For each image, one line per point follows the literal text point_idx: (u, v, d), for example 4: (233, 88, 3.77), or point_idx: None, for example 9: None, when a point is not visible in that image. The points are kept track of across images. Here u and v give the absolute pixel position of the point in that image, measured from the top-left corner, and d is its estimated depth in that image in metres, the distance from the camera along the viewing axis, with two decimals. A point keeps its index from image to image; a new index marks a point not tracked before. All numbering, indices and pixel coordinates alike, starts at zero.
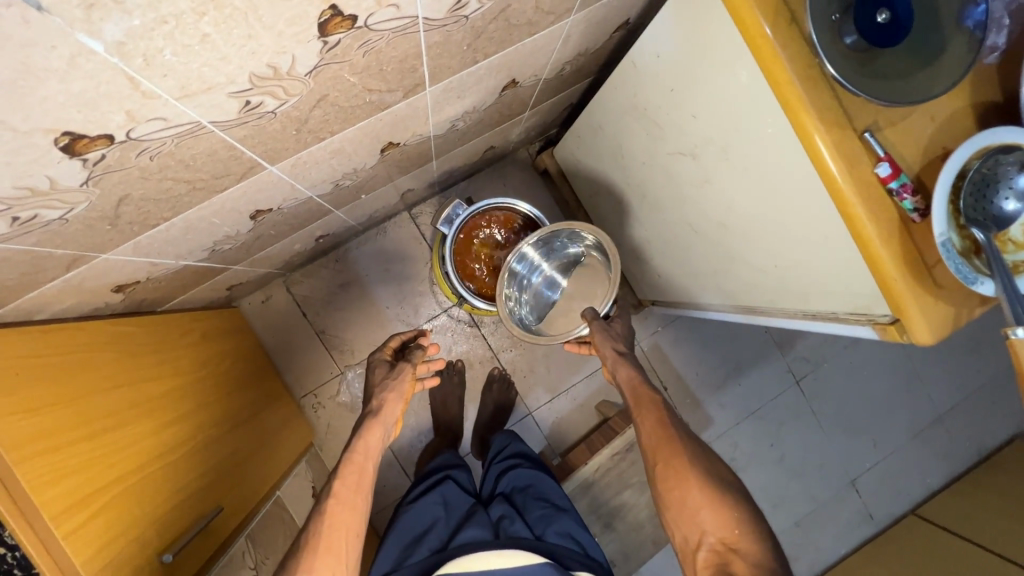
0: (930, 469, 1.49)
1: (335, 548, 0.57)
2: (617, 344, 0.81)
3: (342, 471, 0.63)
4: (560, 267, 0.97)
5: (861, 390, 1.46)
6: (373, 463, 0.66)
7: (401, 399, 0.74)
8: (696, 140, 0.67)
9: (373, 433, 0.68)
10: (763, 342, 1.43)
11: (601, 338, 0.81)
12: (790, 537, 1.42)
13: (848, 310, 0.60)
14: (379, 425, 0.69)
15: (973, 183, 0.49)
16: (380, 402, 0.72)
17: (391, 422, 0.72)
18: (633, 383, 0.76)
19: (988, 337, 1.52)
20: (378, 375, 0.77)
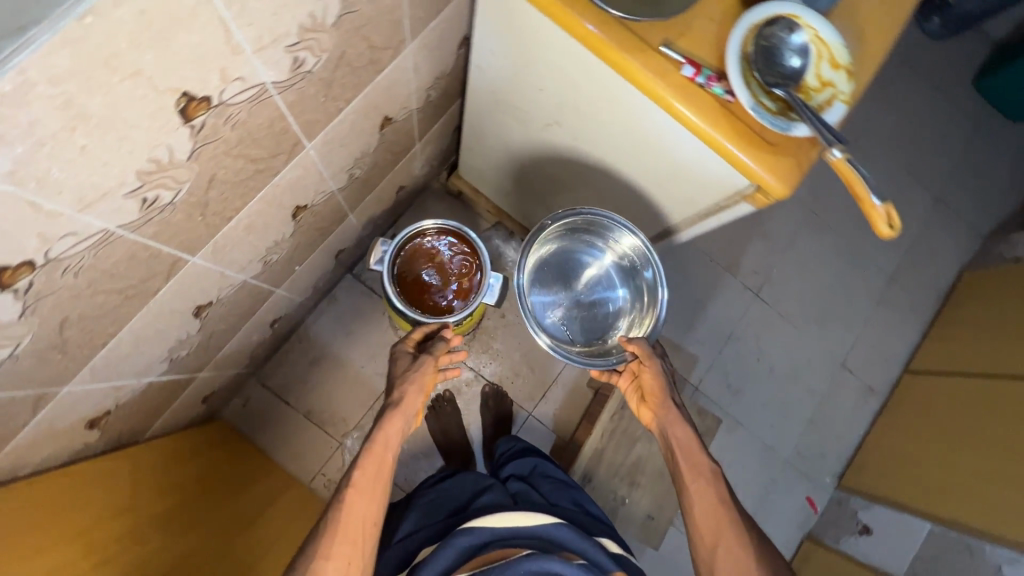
0: (904, 326, 1.58)
1: (352, 535, 0.68)
2: (671, 392, 0.87)
3: (363, 462, 0.74)
4: (603, 287, 1.06)
5: (814, 280, 1.56)
6: (391, 453, 0.77)
7: (423, 387, 0.84)
8: (554, 108, 0.76)
9: (393, 424, 0.79)
10: (712, 270, 1.52)
11: (658, 384, 0.86)
12: (808, 436, 1.48)
13: (726, 195, 0.68)
14: (399, 417, 0.79)
15: (762, 45, 0.58)
16: (404, 393, 0.81)
17: (412, 411, 0.82)
18: (691, 446, 0.82)
19: (902, 192, 1.65)
20: (400, 366, 0.86)
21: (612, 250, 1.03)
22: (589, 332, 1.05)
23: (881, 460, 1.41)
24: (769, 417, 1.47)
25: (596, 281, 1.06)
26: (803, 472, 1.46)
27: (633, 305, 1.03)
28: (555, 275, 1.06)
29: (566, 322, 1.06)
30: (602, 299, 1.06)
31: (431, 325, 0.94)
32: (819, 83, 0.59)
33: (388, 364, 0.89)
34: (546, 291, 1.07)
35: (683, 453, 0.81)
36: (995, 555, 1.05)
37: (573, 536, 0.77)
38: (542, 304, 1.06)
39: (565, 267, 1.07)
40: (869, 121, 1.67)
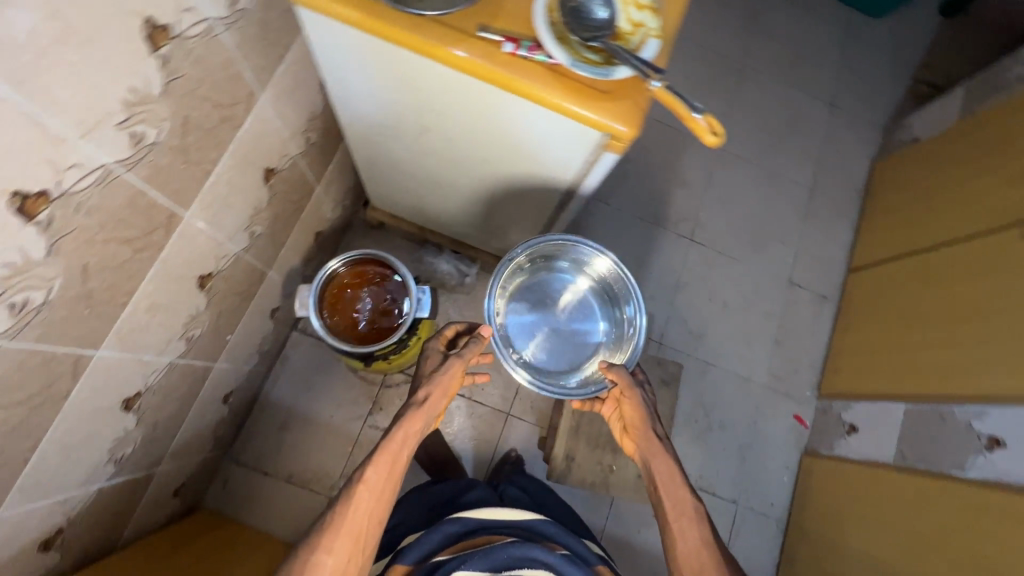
0: (836, 230, 1.64)
1: (354, 528, 0.82)
2: (655, 424, 0.91)
3: (379, 459, 0.87)
4: (584, 314, 1.13)
5: (740, 211, 1.62)
6: (405, 451, 0.90)
7: (447, 387, 0.96)
8: (417, 115, 0.79)
9: (413, 423, 0.91)
10: (643, 229, 1.56)
11: (642, 416, 0.90)
12: (778, 357, 1.52)
13: (589, 150, 0.71)
14: (419, 417, 0.92)
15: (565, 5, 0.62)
16: (429, 392, 0.94)
17: (435, 409, 0.95)
18: (672, 480, 0.86)
19: (798, 108, 1.73)
20: (429, 365, 0.98)
21: (583, 275, 1.12)
22: (569, 357, 1.11)
23: (848, 360, 1.45)
24: (736, 350, 1.51)
25: (571, 305, 1.14)
26: (784, 392, 1.50)
27: (609, 327, 1.11)
28: (538, 300, 1.13)
29: (545, 350, 1.11)
30: (579, 324, 1.13)
31: (462, 325, 1.05)
32: (630, 27, 0.63)
33: (419, 359, 1.01)
34: (525, 320, 1.12)
35: (666, 488, 0.86)
36: (964, 413, 1.09)
37: (556, 529, 0.92)
38: (520, 333, 1.11)
39: (539, 294, 1.13)
40: (749, 51, 1.75)
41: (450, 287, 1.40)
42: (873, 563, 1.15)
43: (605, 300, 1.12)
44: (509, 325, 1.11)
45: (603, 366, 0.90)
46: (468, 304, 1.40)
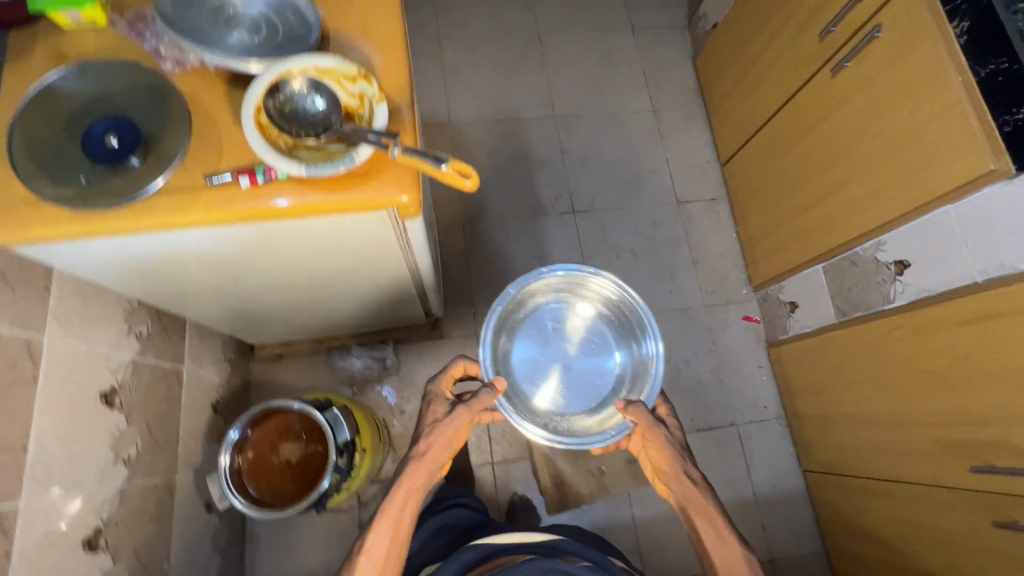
0: (693, 136, 1.69)
1: None
2: (686, 464, 0.84)
3: (380, 527, 0.80)
4: (600, 352, 1.04)
5: (603, 163, 1.64)
6: (408, 513, 0.83)
7: (451, 437, 0.86)
8: (219, 267, 0.74)
9: (415, 479, 0.83)
10: (527, 225, 1.56)
11: (672, 459, 0.84)
12: (702, 274, 1.55)
13: (393, 227, 0.68)
14: (422, 473, 0.84)
15: (277, 111, 0.58)
16: (432, 445, 0.85)
17: (437, 463, 0.86)
18: (716, 526, 0.81)
19: (607, 45, 1.77)
20: (435, 413, 0.89)
21: (591, 304, 1.04)
22: (588, 394, 1.01)
23: (758, 246, 1.50)
24: (663, 288, 1.53)
25: (582, 336, 1.05)
26: (723, 302, 1.53)
27: (628, 358, 1.01)
28: (547, 336, 1.04)
29: (560, 390, 1.02)
30: (594, 363, 1.03)
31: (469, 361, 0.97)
32: (355, 100, 0.59)
33: (422, 405, 0.92)
34: (533, 359, 1.03)
35: (709, 540, 0.81)
36: (867, 250, 1.13)
37: (579, 546, 0.83)
38: (532, 377, 1.02)
39: (546, 331, 1.04)
40: (538, 16, 1.77)
41: (380, 378, 1.34)
42: (864, 422, 1.16)
43: (623, 337, 1.02)
44: (518, 369, 1.02)
45: (620, 407, 0.85)
46: (402, 383, 1.35)
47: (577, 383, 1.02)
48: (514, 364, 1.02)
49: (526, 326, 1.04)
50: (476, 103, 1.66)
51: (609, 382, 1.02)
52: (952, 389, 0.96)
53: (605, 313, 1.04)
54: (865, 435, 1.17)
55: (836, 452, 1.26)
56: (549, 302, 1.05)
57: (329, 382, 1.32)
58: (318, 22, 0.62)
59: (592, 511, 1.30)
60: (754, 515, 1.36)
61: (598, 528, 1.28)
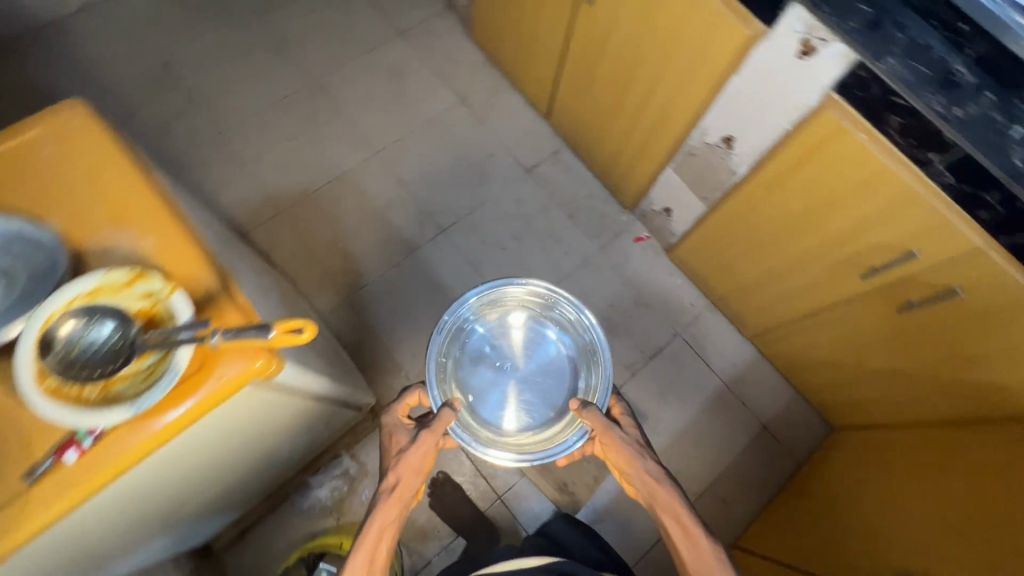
0: (508, 105, 1.70)
1: None
2: (646, 460, 0.86)
3: (356, 557, 0.80)
4: (549, 356, 1.10)
5: (443, 171, 1.62)
6: (383, 540, 0.83)
7: (418, 463, 0.87)
8: (106, 526, 0.65)
9: (386, 509, 0.84)
10: (407, 266, 1.52)
11: (631, 456, 0.86)
12: (581, 222, 1.60)
13: (264, 387, 0.64)
14: (395, 501, 0.85)
15: (63, 363, 0.50)
16: (401, 474, 0.86)
17: (410, 490, 0.87)
18: (680, 521, 0.81)
19: (386, 62, 1.73)
20: (398, 443, 0.91)
21: (529, 314, 1.11)
22: (546, 400, 1.07)
23: (614, 175, 1.56)
24: (556, 253, 1.56)
25: (530, 347, 1.11)
26: (612, 236, 1.59)
27: (577, 355, 1.08)
28: (497, 356, 1.11)
29: (518, 404, 1.07)
30: (546, 369, 1.10)
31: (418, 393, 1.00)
32: (145, 301, 0.53)
33: (383, 436, 0.94)
34: (489, 383, 1.08)
35: (673, 531, 0.81)
36: (697, 140, 1.20)
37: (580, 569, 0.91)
38: (490, 398, 1.07)
39: (493, 350, 1.11)
40: (308, 69, 1.70)
41: (353, 491, 1.27)
42: (769, 279, 1.27)
43: (567, 337, 1.10)
44: (474, 394, 1.07)
45: (576, 411, 0.91)
46: (376, 480, 1.28)
47: (535, 395, 1.08)
48: (470, 390, 1.07)
49: (473, 351, 1.10)
50: (295, 180, 1.58)
51: (567, 383, 1.08)
52: (815, 222, 1.07)
53: (545, 320, 1.11)
54: (776, 289, 1.28)
55: (763, 312, 1.37)
56: (490, 320, 1.12)
57: (305, 526, 1.24)
58: (58, 241, 0.56)
59: (607, 484, 1.33)
60: (731, 399, 1.47)
61: (619, 493, 1.33)
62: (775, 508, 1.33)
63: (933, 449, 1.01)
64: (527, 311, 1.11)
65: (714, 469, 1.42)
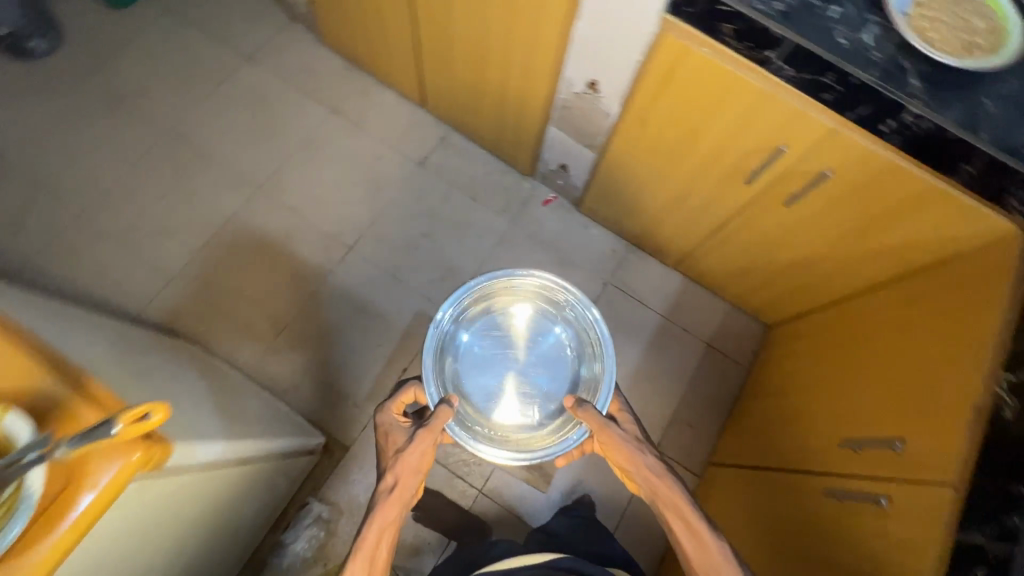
0: (383, 103, 1.64)
1: None
2: (647, 456, 0.87)
3: (357, 561, 0.80)
4: (551, 348, 1.10)
5: (336, 189, 1.56)
6: (383, 541, 0.83)
7: (417, 463, 0.87)
8: None
9: (385, 510, 0.83)
10: (324, 295, 1.46)
11: (631, 453, 0.87)
12: (488, 200, 1.58)
13: (162, 477, 0.61)
14: (394, 502, 0.84)
15: None
16: (400, 475, 0.85)
17: (409, 489, 0.87)
18: (679, 511, 0.82)
19: (244, 92, 1.62)
20: (394, 445, 0.89)
21: (529, 306, 1.10)
22: (544, 393, 1.07)
23: (504, 146, 1.54)
24: (470, 239, 1.54)
25: (530, 339, 1.11)
26: (521, 206, 1.58)
27: (580, 348, 1.08)
28: (496, 348, 1.10)
29: (516, 397, 1.07)
30: (546, 362, 1.10)
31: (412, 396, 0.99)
32: None
33: (378, 437, 0.91)
34: (488, 376, 1.08)
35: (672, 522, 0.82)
36: (566, 92, 1.20)
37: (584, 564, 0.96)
38: (487, 390, 1.07)
39: (493, 342, 1.09)
40: (160, 120, 1.57)
41: (331, 533, 1.26)
42: (671, 207, 1.30)
43: (568, 328, 1.09)
44: (471, 386, 1.06)
45: (573, 410, 0.91)
46: (352, 518, 1.28)
47: (533, 388, 1.08)
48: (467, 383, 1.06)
49: (473, 343, 1.09)
50: (182, 240, 1.48)
51: (567, 375, 1.09)
52: (691, 143, 1.09)
53: (545, 310, 1.10)
54: (680, 215, 1.31)
55: (677, 240, 1.41)
56: (489, 313, 1.10)
57: None
58: None
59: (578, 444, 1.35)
60: (672, 328, 1.51)
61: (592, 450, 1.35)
62: (738, 416, 1.39)
63: (856, 328, 1.06)
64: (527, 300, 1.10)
65: (674, 398, 1.47)
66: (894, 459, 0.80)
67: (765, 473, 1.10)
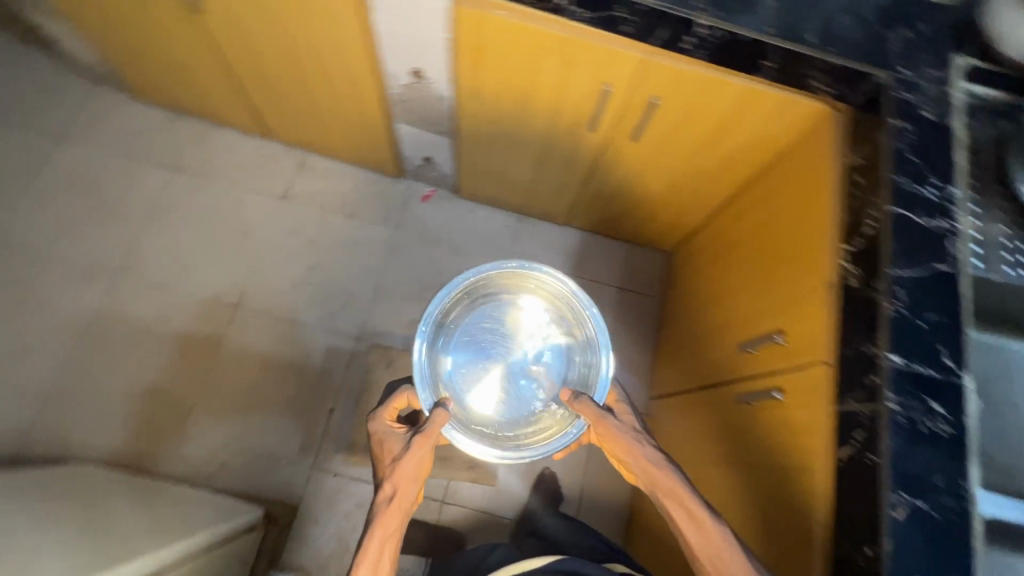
0: (226, 146, 1.54)
1: None
2: (646, 446, 0.78)
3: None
4: (552, 342, 0.94)
5: (203, 249, 1.45)
6: (387, 552, 0.76)
7: (414, 471, 0.79)
8: None
9: (386, 520, 0.76)
10: (223, 363, 1.37)
11: (629, 445, 0.78)
12: (366, 214, 1.52)
13: None
14: (394, 511, 0.77)
15: None
16: (398, 484, 0.78)
17: (409, 498, 0.79)
18: (682, 500, 0.74)
19: (67, 176, 1.47)
20: (391, 453, 0.81)
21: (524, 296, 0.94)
22: (544, 390, 0.92)
23: (365, 155, 1.49)
24: (360, 257, 1.49)
25: (529, 333, 0.95)
26: (401, 210, 1.54)
27: (583, 339, 0.92)
28: (493, 345, 0.93)
29: (516, 395, 0.91)
30: (547, 357, 0.94)
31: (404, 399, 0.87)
32: None
33: (373, 444, 0.84)
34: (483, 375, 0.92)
35: (675, 513, 0.74)
36: (395, 87, 1.15)
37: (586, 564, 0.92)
38: (475, 386, 0.90)
39: (487, 336, 0.93)
40: None
41: None
42: (537, 170, 1.30)
43: (568, 317, 0.93)
44: (457, 381, 0.90)
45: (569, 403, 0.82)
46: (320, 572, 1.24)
47: (534, 386, 0.92)
48: (453, 377, 0.90)
49: (465, 335, 0.93)
50: (49, 355, 1.34)
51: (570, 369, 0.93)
52: (529, 104, 1.08)
53: (543, 299, 0.94)
54: (548, 175, 1.31)
55: (557, 199, 1.41)
56: (480, 306, 0.94)
57: None
58: None
59: None
60: (581, 283, 1.53)
61: None
62: (663, 347, 1.44)
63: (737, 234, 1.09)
64: (523, 289, 0.93)
65: None
66: (779, 351, 0.85)
67: (692, 392, 1.15)
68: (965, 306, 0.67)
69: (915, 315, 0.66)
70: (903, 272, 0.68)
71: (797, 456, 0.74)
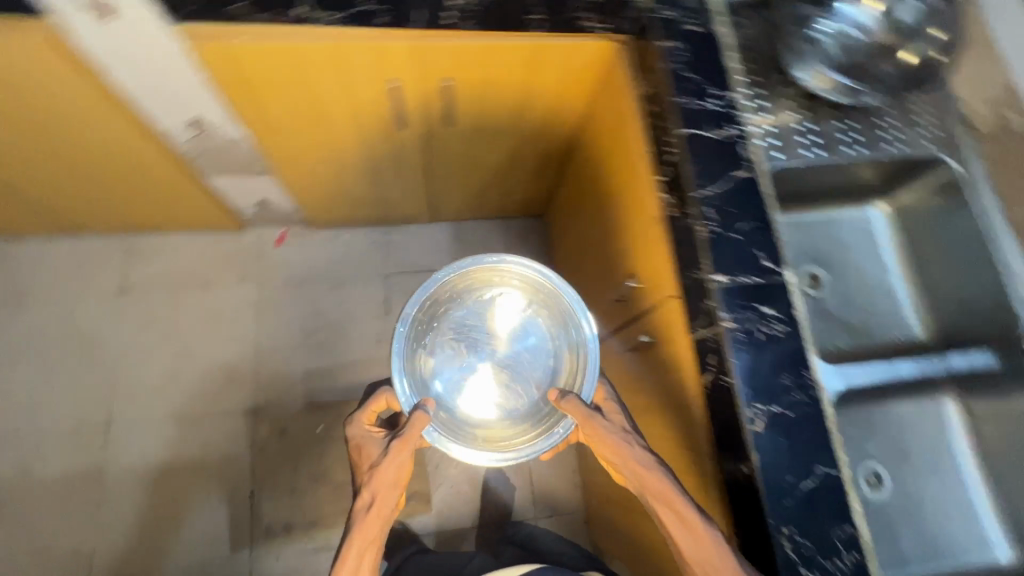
0: (37, 256, 1.35)
1: None
2: (637, 448, 0.68)
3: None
4: (540, 341, 0.85)
5: (49, 377, 1.29)
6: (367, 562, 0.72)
7: (395, 477, 0.75)
8: None
9: (365, 529, 0.72)
10: (115, 489, 1.23)
11: (616, 446, 0.68)
12: (221, 278, 1.40)
13: None
14: (373, 519, 0.73)
15: None
16: (376, 491, 0.73)
17: (389, 506, 0.75)
18: (671, 503, 0.62)
19: None
20: (372, 459, 0.77)
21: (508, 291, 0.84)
22: (533, 391, 0.83)
23: (195, 218, 1.35)
24: (231, 325, 1.37)
25: (515, 333, 0.86)
26: (258, 262, 1.42)
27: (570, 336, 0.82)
28: (478, 347, 0.85)
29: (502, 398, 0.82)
30: (535, 357, 0.85)
31: (384, 400, 0.83)
32: None
33: (352, 452, 0.79)
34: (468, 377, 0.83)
35: (666, 522, 0.61)
36: (182, 142, 1.03)
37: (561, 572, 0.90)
38: (457, 391, 0.82)
39: (468, 337, 0.85)
40: None
41: None
42: (376, 180, 1.23)
43: (552, 312, 0.84)
44: (439, 386, 0.81)
45: (554, 399, 0.72)
46: None
47: (524, 387, 0.83)
48: (435, 381, 0.81)
49: (448, 337, 0.84)
50: None
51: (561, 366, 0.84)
52: (330, 120, 1.00)
53: (525, 293, 0.84)
54: (389, 182, 1.24)
55: (412, 201, 1.35)
56: (462, 305, 0.85)
57: None
58: None
59: None
60: None
61: None
62: None
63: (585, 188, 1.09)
64: (506, 285, 0.84)
65: None
66: (638, 293, 0.86)
67: None
68: (771, 205, 0.69)
69: (728, 230, 0.67)
70: (708, 191, 0.69)
71: (675, 393, 0.75)
